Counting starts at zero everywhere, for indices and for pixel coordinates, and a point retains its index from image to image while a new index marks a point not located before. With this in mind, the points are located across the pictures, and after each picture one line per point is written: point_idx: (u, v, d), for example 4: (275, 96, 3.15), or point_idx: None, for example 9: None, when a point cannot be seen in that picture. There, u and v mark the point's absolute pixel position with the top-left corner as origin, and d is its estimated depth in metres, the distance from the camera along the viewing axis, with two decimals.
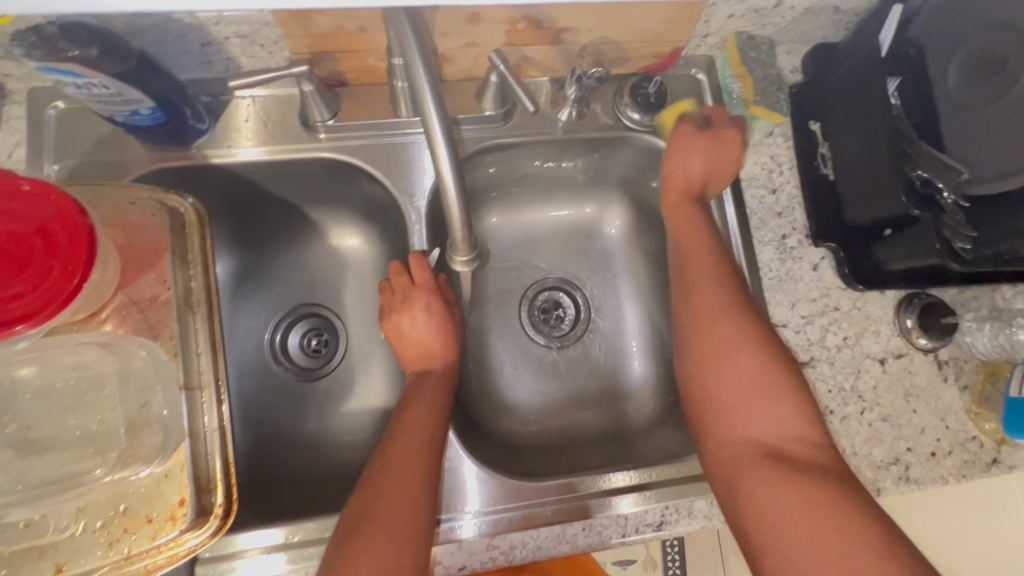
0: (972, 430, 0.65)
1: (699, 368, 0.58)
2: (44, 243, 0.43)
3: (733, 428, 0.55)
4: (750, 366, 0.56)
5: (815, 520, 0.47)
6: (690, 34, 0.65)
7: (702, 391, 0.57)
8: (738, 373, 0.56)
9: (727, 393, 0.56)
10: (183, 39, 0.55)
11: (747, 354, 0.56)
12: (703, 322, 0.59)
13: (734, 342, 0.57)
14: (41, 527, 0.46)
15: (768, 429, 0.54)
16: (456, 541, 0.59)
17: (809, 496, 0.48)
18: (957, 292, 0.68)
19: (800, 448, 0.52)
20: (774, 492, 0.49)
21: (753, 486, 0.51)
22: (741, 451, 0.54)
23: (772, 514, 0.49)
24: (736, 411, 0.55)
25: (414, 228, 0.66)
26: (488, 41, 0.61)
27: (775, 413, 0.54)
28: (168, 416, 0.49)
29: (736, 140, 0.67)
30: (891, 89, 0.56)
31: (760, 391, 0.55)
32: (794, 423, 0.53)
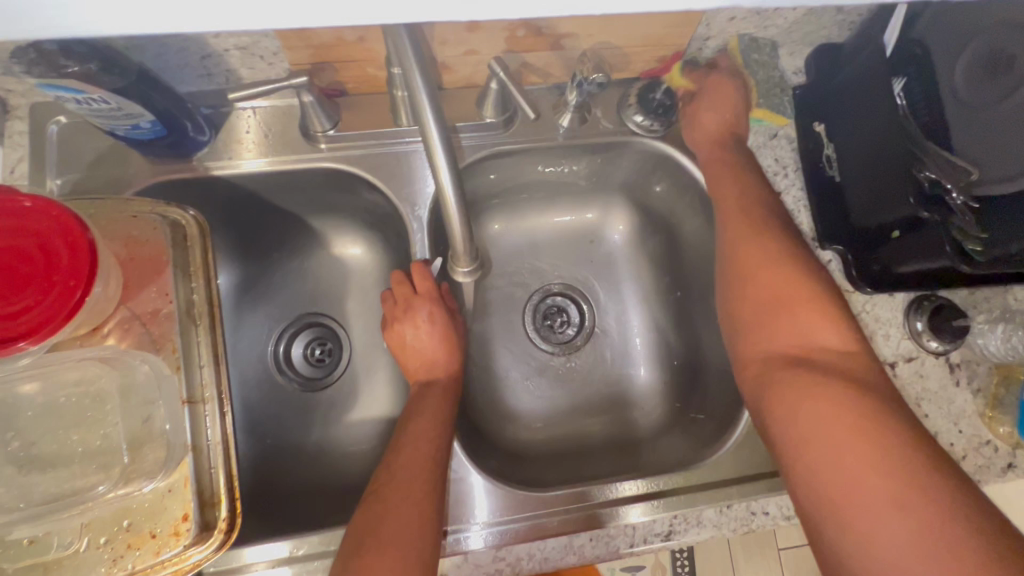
0: (986, 434, 0.64)
1: (734, 284, 0.60)
2: (46, 260, 0.43)
3: (767, 339, 0.57)
4: (782, 279, 0.57)
5: (836, 421, 0.48)
6: (690, 38, 0.65)
7: (737, 305, 0.60)
8: (770, 285, 0.58)
9: (758, 305, 0.58)
10: (183, 52, 0.55)
11: (781, 268, 0.58)
12: (735, 235, 0.61)
13: (767, 256, 0.59)
14: (44, 544, 0.46)
15: (800, 339, 0.55)
16: (463, 553, 0.58)
17: (833, 398, 0.49)
18: (967, 293, 0.67)
19: (838, 360, 0.53)
20: (797, 393, 0.51)
21: (779, 388, 0.53)
22: (771, 359, 0.56)
23: (791, 415, 0.51)
24: (769, 321, 0.57)
25: (416, 237, 0.65)
26: (488, 48, 0.61)
27: (808, 324, 0.55)
28: (171, 431, 0.49)
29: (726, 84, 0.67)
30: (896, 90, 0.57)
31: (798, 301, 0.56)
32: (830, 335, 0.54)
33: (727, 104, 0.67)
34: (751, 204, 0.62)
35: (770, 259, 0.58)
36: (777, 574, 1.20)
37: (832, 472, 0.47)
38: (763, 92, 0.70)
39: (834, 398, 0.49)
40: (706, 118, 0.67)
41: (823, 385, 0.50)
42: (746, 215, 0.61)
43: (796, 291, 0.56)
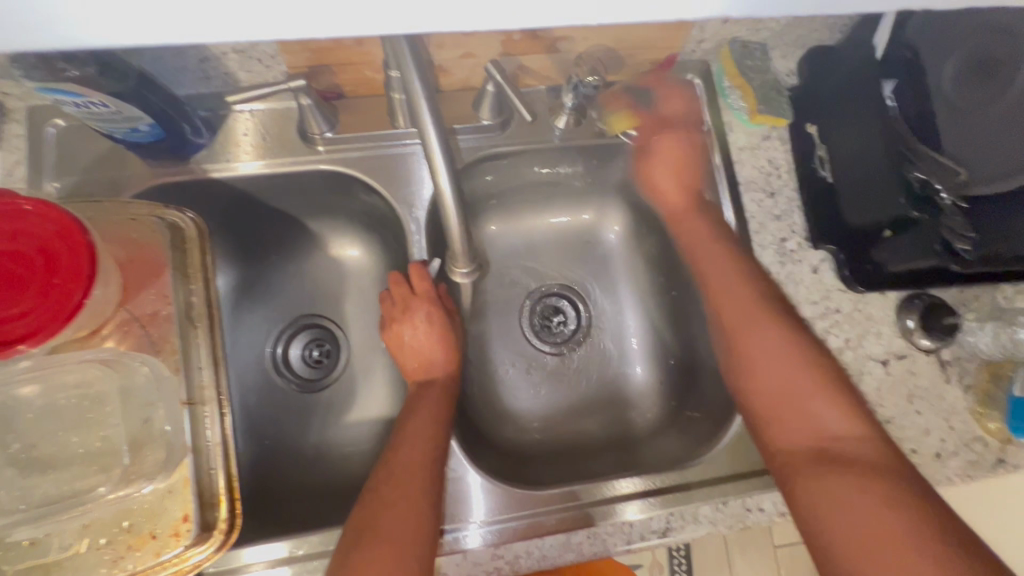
0: (977, 430, 0.65)
1: (743, 374, 0.60)
2: (45, 263, 0.44)
3: (783, 432, 0.56)
4: (788, 371, 0.57)
5: (877, 528, 0.45)
6: (684, 41, 0.66)
7: (750, 398, 0.59)
8: (776, 379, 0.57)
9: (770, 397, 0.57)
10: (182, 55, 0.56)
11: (788, 355, 0.57)
12: (738, 324, 0.61)
13: (770, 346, 0.59)
14: (45, 546, 0.46)
15: (815, 433, 0.54)
16: (462, 552, 0.59)
17: (865, 501, 0.47)
18: (957, 291, 0.68)
19: (860, 450, 0.51)
20: (826, 496, 0.49)
21: (807, 483, 0.51)
22: (791, 455, 0.54)
23: (826, 520, 0.48)
24: (782, 413, 0.56)
25: (414, 238, 0.66)
26: (484, 51, 0.61)
27: (822, 416, 0.54)
28: (171, 432, 0.49)
29: (662, 142, 0.70)
30: (885, 92, 0.61)
31: (804, 389, 0.56)
32: (846, 427, 0.53)
33: (677, 165, 0.70)
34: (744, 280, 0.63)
35: (772, 349, 0.58)
36: (774, 571, 1.21)
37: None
38: (765, 97, 0.67)
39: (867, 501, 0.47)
40: (667, 186, 0.71)
41: (853, 484, 0.48)
42: (744, 304, 0.62)
43: (802, 382, 0.56)
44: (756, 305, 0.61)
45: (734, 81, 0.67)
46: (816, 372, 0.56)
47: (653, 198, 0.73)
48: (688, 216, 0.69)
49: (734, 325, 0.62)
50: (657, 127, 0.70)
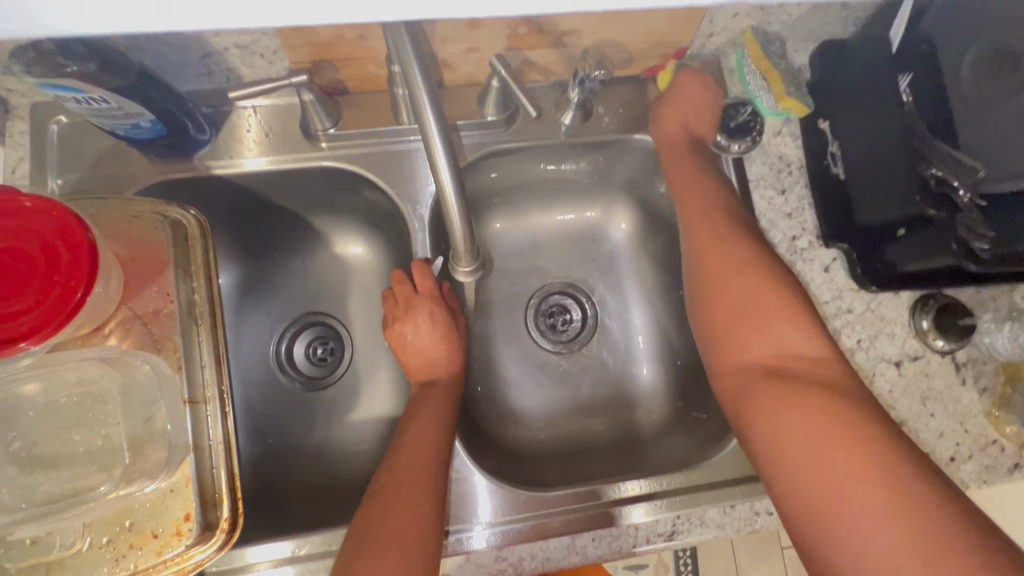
0: (993, 433, 0.63)
1: (705, 295, 0.61)
2: (46, 261, 0.43)
3: (740, 348, 0.58)
4: (751, 289, 0.58)
5: (819, 420, 0.49)
6: (693, 35, 0.64)
7: (712, 318, 0.61)
8: (741, 298, 0.58)
9: (734, 316, 0.59)
10: (183, 51, 0.55)
11: (751, 276, 0.59)
12: (706, 245, 0.62)
13: (739, 265, 0.59)
14: (48, 544, 0.46)
15: (771, 347, 0.56)
16: (465, 553, 0.58)
17: (807, 402, 0.50)
18: (973, 291, 0.66)
19: (810, 367, 0.54)
20: (776, 399, 0.52)
21: (759, 396, 0.54)
22: (747, 369, 0.57)
23: (771, 417, 0.52)
24: (743, 330, 0.58)
25: (417, 236, 0.65)
26: (489, 46, 0.60)
27: (779, 330, 0.56)
28: (173, 432, 0.48)
29: (696, 87, 0.67)
30: (902, 86, 0.55)
31: (763, 310, 0.57)
32: (800, 341, 0.55)
33: (691, 104, 0.67)
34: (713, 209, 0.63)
35: (738, 270, 0.59)
36: (781, 573, 1.19)
37: (814, 472, 0.47)
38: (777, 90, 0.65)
39: (809, 400, 0.50)
40: (671, 121, 0.68)
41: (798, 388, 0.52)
42: (715, 231, 0.62)
43: (764, 297, 0.57)
44: (727, 233, 0.61)
45: (758, 66, 0.63)
46: (777, 288, 0.58)
47: (654, 124, 0.69)
48: (675, 150, 0.68)
49: (700, 247, 0.62)
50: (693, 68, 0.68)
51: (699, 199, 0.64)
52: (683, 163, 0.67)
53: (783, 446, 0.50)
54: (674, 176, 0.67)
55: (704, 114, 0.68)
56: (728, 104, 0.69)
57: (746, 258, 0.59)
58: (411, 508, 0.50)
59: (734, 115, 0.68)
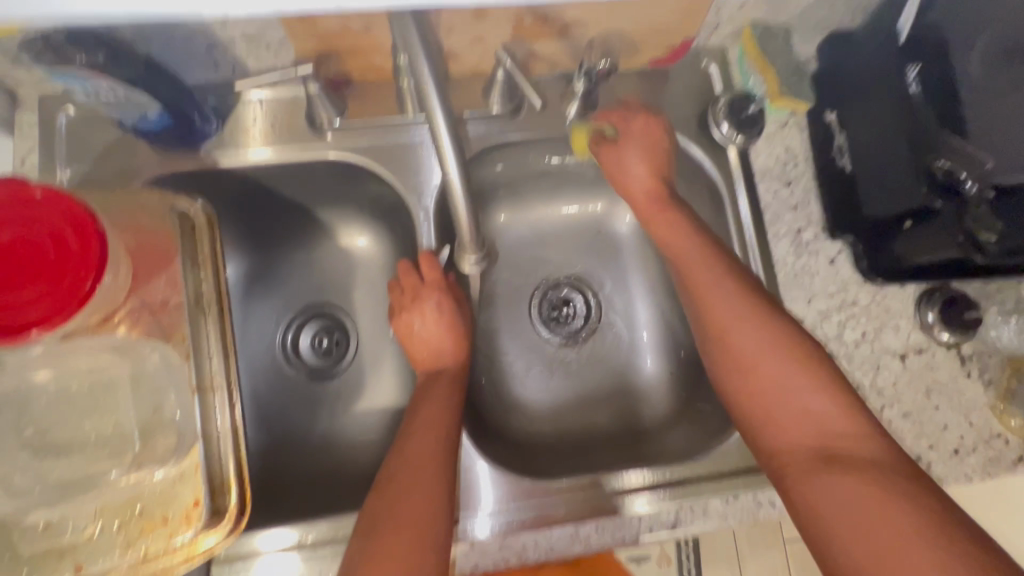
0: (997, 427, 0.63)
1: (733, 376, 0.56)
2: (56, 250, 0.44)
3: (781, 435, 0.52)
4: (781, 370, 0.53)
5: (889, 521, 0.43)
6: (700, 25, 0.64)
7: (747, 404, 0.55)
8: (775, 381, 0.53)
9: (768, 401, 0.53)
10: (190, 42, 0.55)
11: (778, 349, 0.54)
12: (726, 323, 0.57)
13: (768, 344, 0.54)
14: (60, 527, 0.46)
15: (815, 433, 0.50)
16: (469, 541, 0.59)
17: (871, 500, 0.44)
18: (980, 285, 0.66)
19: (859, 451, 0.48)
20: (838, 498, 0.45)
21: (806, 483, 0.48)
22: (794, 458, 0.50)
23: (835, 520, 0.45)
24: (781, 416, 0.53)
25: (422, 226, 0.65)
26: (495, 36, 0.60)
27: (815, 406, 0.51)
28: (182, 419, 0.49)
29: (649, 127, 0.65)
30: (909, 76, 0.56)
31: (793, 387, 0.52)
32: (845, 425, 0.50)
33: (652, 150, 0.65)
34: (729, 271, 0.59)
35: (768, 349, 0.54)
36: (783, 566, 1.20)
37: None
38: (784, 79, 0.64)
39: (870, 493, 0.44)
40: (637, 172, 0.65)
41: (858, 480, 0.46)
42: (736, 295, 0.57)
43: (796, 377, 0.52)
44: (752, 298, 0.57)
45: (754, 64, 0.65)
46: (811, 369, 0.53)
47: (615, 181, 0.66)
48: (658, 212, 0.64)
49: (721, 326, 0.57)
50: (625, 118, 0.66)
51: (707, 267, 0.59)
52: (678, 224, 0.62)
53: (854, 552, 0.43)
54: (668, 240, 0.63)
55: (654, 160, 0.65)
56: (734, 97, 0.66)
57: (774, 335, 0.54)
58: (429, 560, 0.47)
59: (742, 106, 0.66)
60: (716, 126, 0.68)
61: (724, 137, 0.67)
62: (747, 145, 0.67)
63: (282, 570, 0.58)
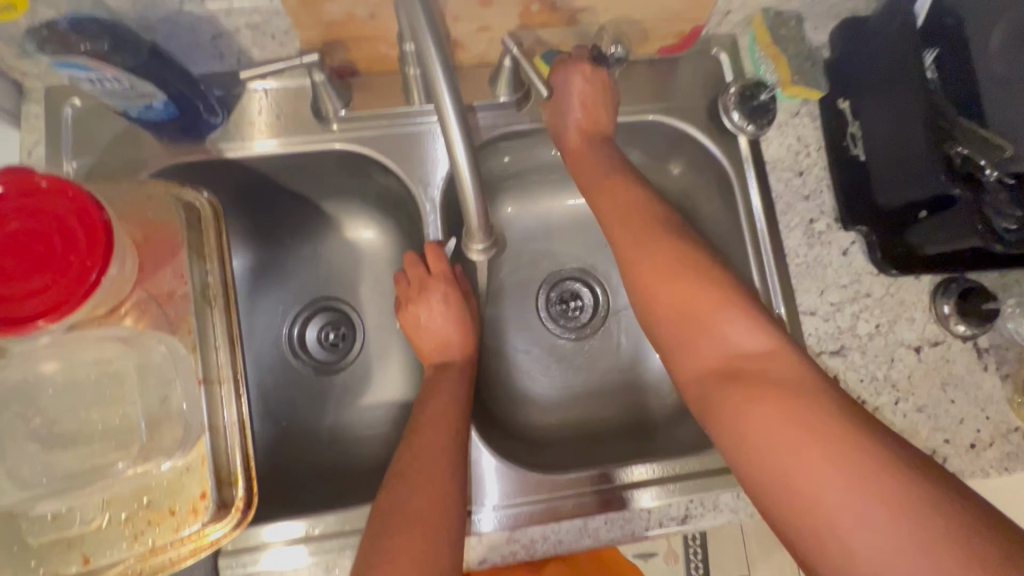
0: (1015, 421, 0.62)
1: (644, 301, 0.54)
2: (64, 240, 0.43)
3: (693, 355, 0.50)
4: (692, 289, 0.51)
5: (787, 425, 0.42)
6: (710, 12, 0.63)
7: (663, 328, 0.52)
8: (687, 303, 0.51)
9: (682, 322, 0.51)
10: (195, 32, 0.55)
11: (685, 275, 0.51)
12: (637, 252, 0.55)
13: (677, 267, 0.52)
14: (68, 520, 0.47)
15: (724, 347, 0.49)
16: (478, 535, 0.58)
17: (772, 407, 0.43)
18: (998, 277, 0.64)
19: (766, 365, 0.46)
20: (741, 409, 0.44)
21: (719, 404, 0.46)
22: (706, 375, 0.49)
23: (741, 428, 0.44)
24: (693, 337, 0.50)
25: (429, 217, 0.65)
26: (501, 24, 0.59)
27: (724, 328, 0.49)
28: (188, 411, 0.49)
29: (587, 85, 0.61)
30: (926, 62, 0.54)
31: (703, 312, 0.50)
32: (751, 337, 0.48)
33: (591, 107, 0.62)
34: (642, 205, 0.57)
35: (676, 270, 0.52)
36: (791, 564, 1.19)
37: (786, 477, 0.40)
38: (797, 67, 0.63)
39: (776, 402, 0.43)
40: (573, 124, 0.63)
41: (766, 391, 0.44)
42: (647, 232, 0.55)
43: (705, 296, 0.50)
44: (661, 232, 0.55)
45: (766, 52, 0.64)
46: (716, 286, 0.50)
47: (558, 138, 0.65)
48: (586, 150, 0.63)
49: (633, 254, 0.55)
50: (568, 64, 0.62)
51: (620, 202, 0.58)
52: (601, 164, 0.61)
53: (761, 461, 0.42)
54: (586, 177, 0.61)
55: (598, 112, 0.63)
56: (747, 84, 0.66)
57: (681, 260, 0.52)
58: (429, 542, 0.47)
59: (754, 95, 0.65)
60: (725, 115, 0.67)
61: (738, 126, 0.66)
62: (758, 135, 0.66)
63: (289, 562, 0.58)
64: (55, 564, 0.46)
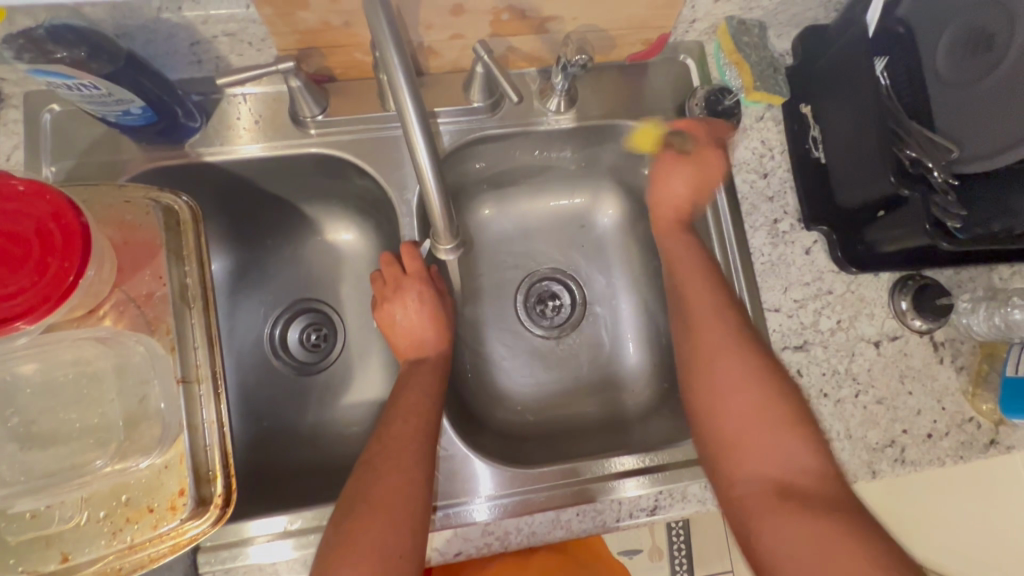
0: (969, 411, 0.65)
1: (706, 408, 0.58)
2: (39, 242, 0.45)
3: (743, 462, 0.54)
4: (757, 405, 0.55)
5: (827, 551, 0.46)
6: (675, 20, 0.65)
7: (718, 439, 0.56)
8: (756, 420, 0.55)
9: (740, 435, 0.55)
10: (172, 39, 0.56)
11: (757, 388, 0.56)
12: (711, 352, 0.59)
13: (745, 381, 0.56)
14: (47, 518, 0.47)
15: (778, 463, 0.53)
16: (453, 528, 0.60)
17: (806, 530, 0.48)
18: (952, 273, 0.67)
19: (817, 487, 0.51)
20: (780, 528, 0.49)
21: (763, 515, 0.51)
22: (749, 486, 0.53)
23: (777, 540, 0.49)
24: (747, 452, 0.54)
25: (405, 220, 0.66)
26: (473, 32, 0.61)
27: (784, 445, 0.53)
28: (166, 410, 0.50)
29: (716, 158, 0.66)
30: (879, 69, 0.57)
31: (764, 426, 0.54)
32: (803, 459, 0.53)
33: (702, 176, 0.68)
34: (715, 300, 0.62)
35: (754, 385, 0.56)
36: None
37: None
38: (760, 73, 0.65)
39: (817, 527, 0.48)
40: (678, 186, 0.69)
41: (812, 514, 0.49)
42: (720, 327, 0.60)
43: (770, 414, 0.55)
44: (735, 332, 0.59)
45: (730, 59, 0.66)
46: (785, 402, 0.55)
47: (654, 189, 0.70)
48: (675, 231, 0.68)
49: (704, 360, 0.59)
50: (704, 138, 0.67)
51: (701, 300, 0.62)
52: (690, 253, 0.66)
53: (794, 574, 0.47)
54: (674, 261, 0.66)
55: (699, 191, 0.69)
56: (713, 90, 0.68)
57: (757, 370, 0.57)
58: (411, 548, 0.49)
59: (720, 98, 0.68)
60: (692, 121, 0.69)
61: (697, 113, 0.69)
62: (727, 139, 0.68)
63: (271, 557, 0.59)
64: (33, 561, 0.47)
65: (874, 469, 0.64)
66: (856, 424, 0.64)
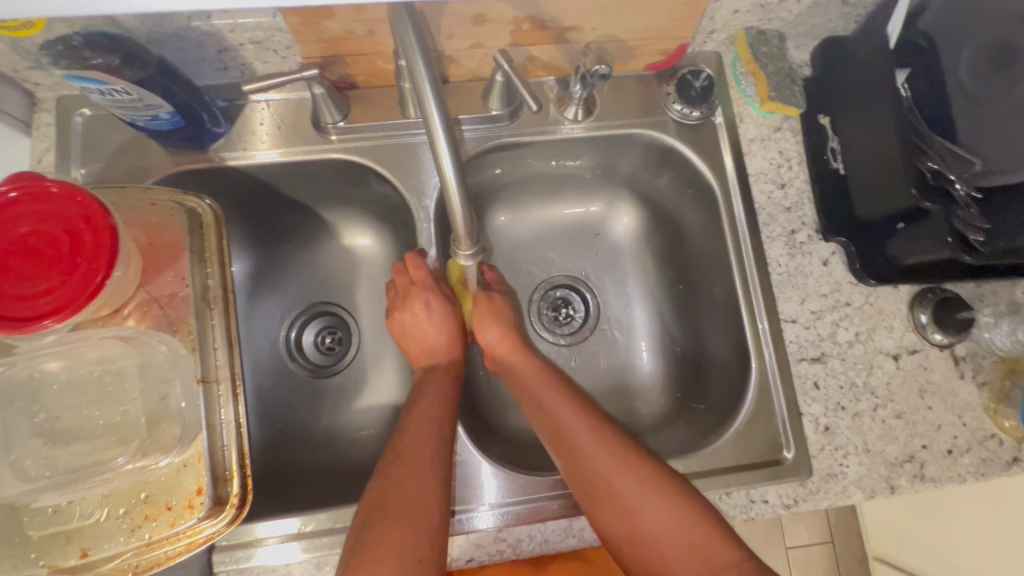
0: (991, 427, 0.64)
1: (616, 534, 0.55)
2: (70, 242, 0.46)
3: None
4: (658, 516, 0.53)
5: None
6: (694, 32, 0.66)
7: (645, 556, 0.53)
8: (669, 528, 0.53)
9: (658, 550, 0.53)
10: (201, 46, 0.58)
11: (650, 496, 0.54)
12: (596, 475, 0.56)
13: (638, 489, 0.55)
14: (68, 513, 0.48)
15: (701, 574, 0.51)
16: (465, 533, 0.60)
17: None
18: (973, 287, 0.67)
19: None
20: None
21: None
22: None
23: None
24: (675, 562, 0.52)
25: (424, 226, 0.67)
26: (494, 42, 0.62)
27: (695, 551, 0.52)
28: (186, 409, 0.51)
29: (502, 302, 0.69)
30: (899, 81, 0.57)
31: (671, 538, 0.53)
32: (717, 550, 0.52)
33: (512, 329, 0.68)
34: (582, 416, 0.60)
35: (653, 496, 0.54)
36: None
37: None
38: (777, 84, 0.66)
39: None
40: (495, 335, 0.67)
41: None
42: (601, 442, 0.58)
43: (670, 522, 0.53)
44: (609, 446, 0.57)
45: (748, 68, 0.67)
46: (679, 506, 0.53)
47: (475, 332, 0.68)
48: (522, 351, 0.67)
49: (604, 485, 0.56)
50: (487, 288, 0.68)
51: (571, 419, 0.60)
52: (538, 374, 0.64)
53: None
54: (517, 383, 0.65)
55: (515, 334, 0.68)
56: (685, 72, 0.70)
57: (643, 478, 0.55)
58: (428, 549, 0.49)
59: (691, 83, 0.69)
60: (668, 108, 0.70)
61: (715, 124, 0.71)
62: (706, 118, 0.70)
63: (282, 558, 0.59)
64: (53, 556, 0.47)
65: (892, 485, 0.63)
66: (874, 438, 0.64)
